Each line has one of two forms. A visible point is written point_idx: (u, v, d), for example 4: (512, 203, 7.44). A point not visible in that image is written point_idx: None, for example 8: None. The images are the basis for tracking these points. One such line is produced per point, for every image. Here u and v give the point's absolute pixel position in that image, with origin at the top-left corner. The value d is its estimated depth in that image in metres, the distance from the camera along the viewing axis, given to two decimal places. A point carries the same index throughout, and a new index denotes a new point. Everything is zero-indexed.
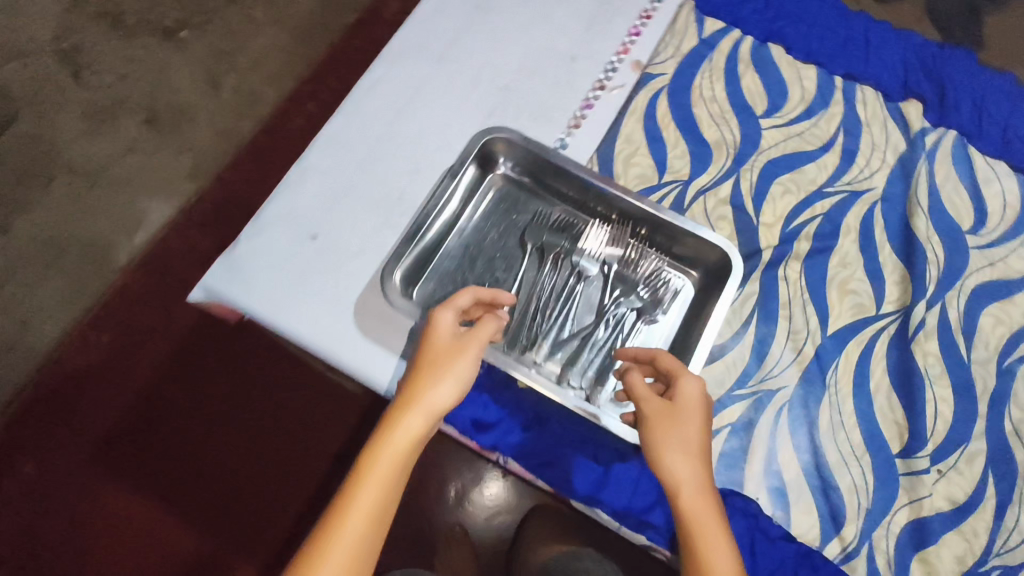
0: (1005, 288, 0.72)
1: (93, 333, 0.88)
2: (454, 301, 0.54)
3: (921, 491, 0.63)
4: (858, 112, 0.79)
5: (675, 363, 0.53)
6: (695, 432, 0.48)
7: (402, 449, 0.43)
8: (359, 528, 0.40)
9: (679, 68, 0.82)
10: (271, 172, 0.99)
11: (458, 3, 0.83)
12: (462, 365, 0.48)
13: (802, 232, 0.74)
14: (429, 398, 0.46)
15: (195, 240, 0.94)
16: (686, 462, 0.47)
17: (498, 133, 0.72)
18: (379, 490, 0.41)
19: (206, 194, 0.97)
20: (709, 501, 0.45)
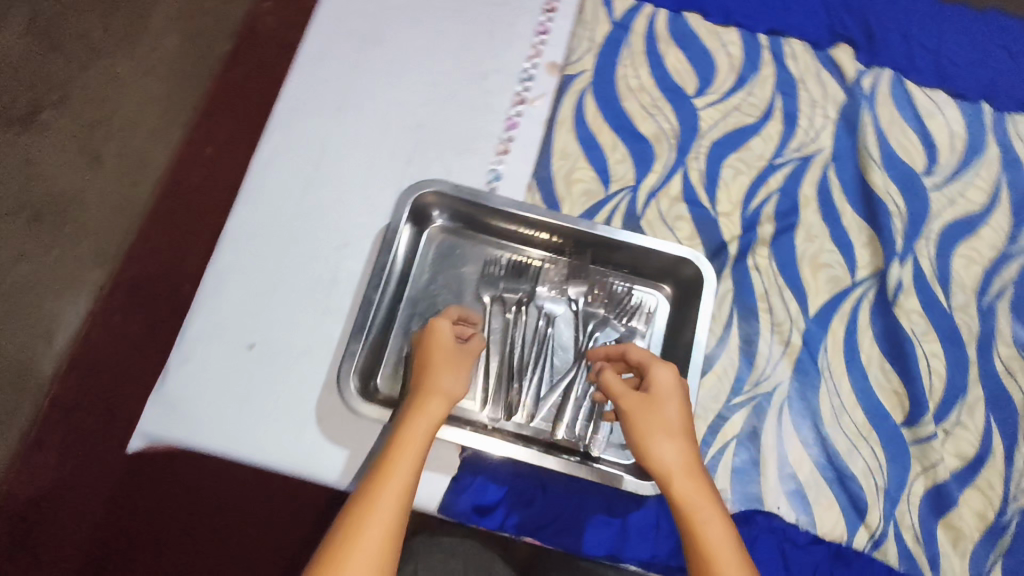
0: (970, 224, 0.70)
1: (46, 434, 0.95)
2: (446, 313, 0.59)
3: (932, 457, 0.63)
4: (789, 68, 0.75)
5: (644, 356, 0.54)
6: (678, 420, 0.50)
7: (429, 426, 0.49)
8: (402, 484, 0.45)
9: (597, 61, 0.76)
10: (183, 240, 1.07)
11: (344, 42, 0.75)
12: (466, 363, 0.55)
13: (762, 213, 0.70)
14: (445, 385, 0.52)
15: (122, 324, 1.01)
16: (673, 448, 0.48)
17: (427, 188, 0.65)
18: (415, 455, 0.47)
19: (119, 274, 1.05)
20: (700, 479, 0.47)
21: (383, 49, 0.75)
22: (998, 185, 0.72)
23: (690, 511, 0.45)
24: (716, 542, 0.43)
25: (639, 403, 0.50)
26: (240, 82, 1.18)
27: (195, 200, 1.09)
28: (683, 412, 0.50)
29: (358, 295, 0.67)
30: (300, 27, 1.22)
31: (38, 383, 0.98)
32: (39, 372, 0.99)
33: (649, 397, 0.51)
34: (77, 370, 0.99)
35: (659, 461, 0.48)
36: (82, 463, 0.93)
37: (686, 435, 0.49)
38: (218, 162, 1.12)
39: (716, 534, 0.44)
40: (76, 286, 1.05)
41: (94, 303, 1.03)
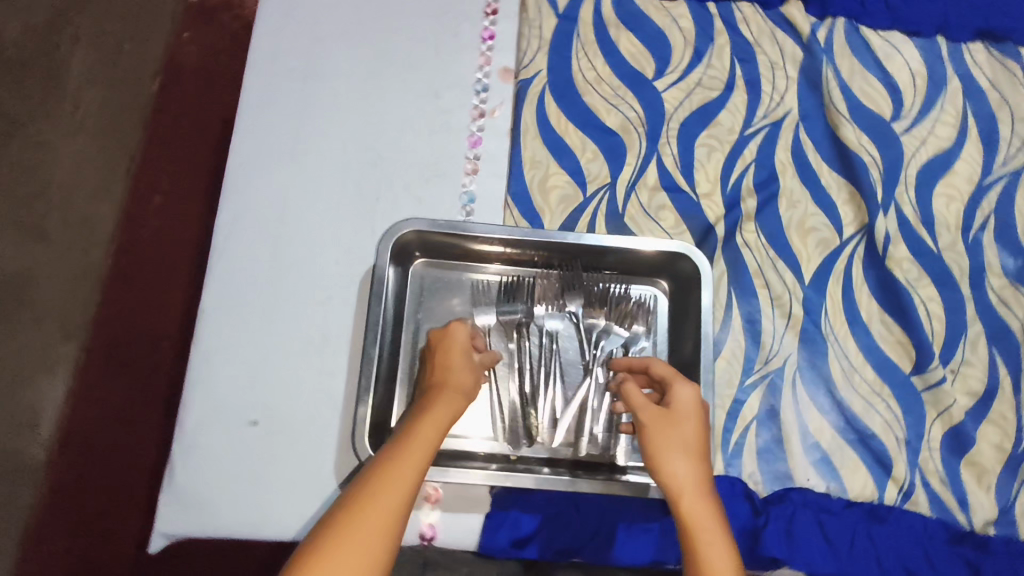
0: (945, 161, 0.70)
1: (51, 524, 0.92)
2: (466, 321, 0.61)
3: (945, 400, 0.64)
4: (744, 33, 0.74)
5: (667, 372, 0.54)
6: (697, 441, 0.50)
7: (450, 413, 0.52)
8: (423, 453, 0.47)
9: (550, 58, 0.73)
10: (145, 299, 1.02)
11: (286, 83, 0.71)
12: (478, 366, 0.57)
13: (742, 187, 0.69)
14: (463, 382, 0.54)
15: (107, 396, 0.98)
16: (688, 465, 0.48)
17: (404, 227, 0.63)
18: (435, 432, 0.49)
19: (92, 345, 1.01)
20: (707, 499, 0.46)
21: (328, 83, 0.71)
22: (966, 117, 0.72)
23: (694, 525, 0.45)
24: (716, 552, 0.43)
25: (660, 418, 0.50)
26: (174, 127, 1.11)
27: (154, 255, 1.04)
28: (701, 431, 0.50)
29: (353, 348, 0.64)
30: (229, 59, 1.15)
31: (32, 471, 0.95)
32: (32, 460, 0.96)
33: (672, 417, 0.51)
34: (67, 454, 0.95)
35: (671, 477, 0.48)
36: (92, 544, 0.91)
37: (702, 458, 0.49)
38: (167, 211, 1.06)
39: (717, 549, 0.43)
40: (51, 362, 1.01)
41: (73, 380, 0.99)
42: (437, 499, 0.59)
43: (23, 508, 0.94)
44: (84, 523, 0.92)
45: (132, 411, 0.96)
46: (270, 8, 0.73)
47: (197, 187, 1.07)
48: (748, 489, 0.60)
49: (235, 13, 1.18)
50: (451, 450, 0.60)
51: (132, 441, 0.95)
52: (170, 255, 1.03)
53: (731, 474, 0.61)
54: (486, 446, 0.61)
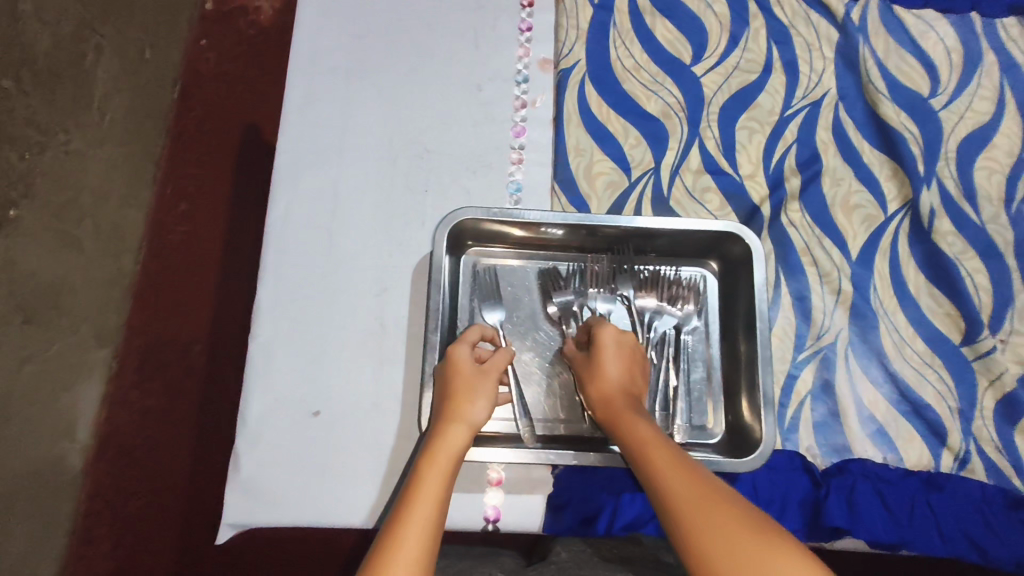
0: (983, 135, 0.71)
1: (95, 526, 0.93)
2: (466, 338, 0.58)
3: (997, 368, 0.65)
4: (778, 16, 0.75)
5: (590, 323, 0.61)
6: (610, 362, 0.56)
7: (450, 454, 0.50)
8: (428, 514, 0.45)
9: (589, 47, 0.74)
10: (182, 301, 1.03)
11: (329, 78, 0.72)
12: (487, 387, 0.55)
13: (785, 167, 0.70)
14: (469, 414, 0.53)
15: (145, 398, 0.99)
16: (604, 380, 0.56)
17: (462, 216, 0.63)
18: (438, 486, 0.47)
19: (126, 350, 1.01)
20: (624, 404, 0.53)
21: (370, 80, 0.73)
22: (1002, 91, 0.72)
23: (619, 424, 0.52)
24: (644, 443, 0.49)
25: (584, 362, 0.58)
26: (200, 133, 1.13)
27: (186, 258, 1.06)
28: (620, 356, 0.57)
29: (410, 338, 0.65)
30: (248, 66, 1.17)
31: (71, 477, 0.92)
32: (70, 467, 0.92)
33: (590, 354, 0.58)
34: (109, 455, 0.96)
35: (599, 398, 0.55)
36: (138, 540, 0.93)
37: (619, 374, 0.56)
38: (195, 216, 1.08)
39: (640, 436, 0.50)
40: (87, 365, 0.95)
41: (109, 385, 0.99)
42: (500, 481, 0.60)
43: (65, 515, 0.91)
44: (130, 521, 0.94)
45: (171, 411, 0.98)
46: (309, 7, 0.74)
47: (218, 192, 1.09)
48: (807, 463, 0.62)
49: (250, 19, 1.19)
50: (512, 433, 0.61)
51: (172, 441, 0.96)
52: (201, 258, 1.06)
53: (789, 448, 0.62)
54: (501, 427, 0.61)
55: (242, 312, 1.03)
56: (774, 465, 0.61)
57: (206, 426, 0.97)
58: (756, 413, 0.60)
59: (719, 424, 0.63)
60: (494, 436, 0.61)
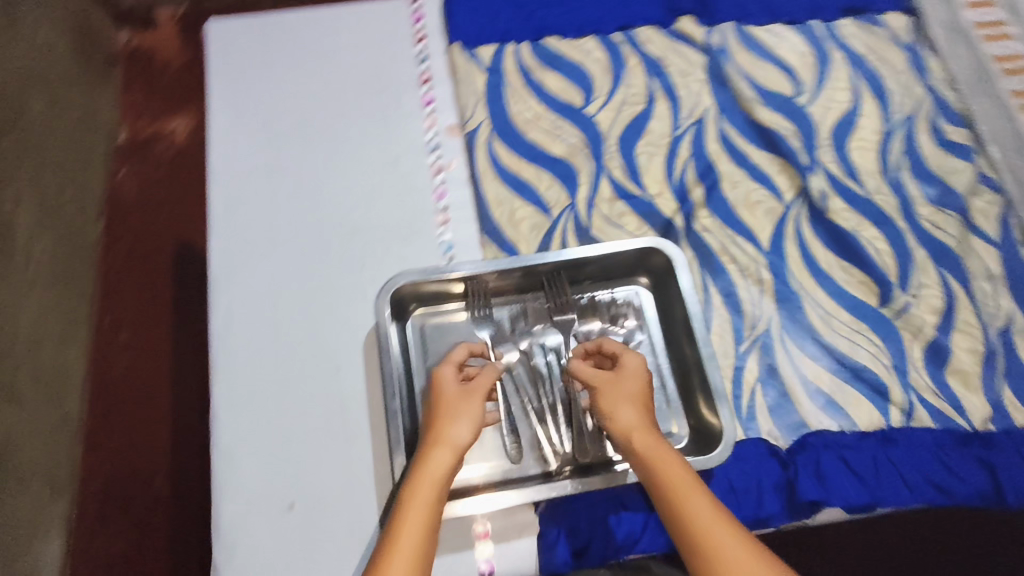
0: (849, 120, 0.79)
1: None
2: (450, 359, 0.59)
3: (915, 321, 0.70)
4: (649, 52, 0.83)
5: (615, 346, 0.60)
6: (637, 391, 0.56)
7: (432, 482, 0.50)
8: (412, 549, 0.47)
9: (489, 108, 0.80)
10: (137, 430, 1.01)
11: (250, 180, 0.75)
12: (471, 407, 0.55)
13: (686, 181, 0.77)
14: (453, 437, 0.53)
15: (111, 540, 0.94)
16: (632, 408, 0.55)
17: (399, 282, 0.66)
18: (421, 519, 0.48)
19: (86, 494, 0.97)
20: (651, 434, 0.53)
21: (291, 173, 0.76)
22: (855, 80, 0.81)
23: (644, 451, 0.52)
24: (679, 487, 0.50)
25: (610, 381, 0.57)
26: (132, 260, 1.12)
27: (136, 386, 1.03)
28: (645, 387, 0.57)
29: (371, 410, 0.65)
30: (172, 187, 1.19)
31: None
32: None
33: (615, 375, 0.57)
34: None
35: (621, 424, 0.54)
36: None
37: (646, 406, 0.56)
38: (139, 342, 1.07)
39: (674, 475, 0.50)
40: (43, 526, 0.87)
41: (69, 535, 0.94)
42: (488, 532, 0.60)
43: None
44: None
45: (142, 549, 0.94)
46: (221, 119, 0.78)
47: (160, 315, 1.09)
48: (771, 446, 0.65)
49: (166, 143, 1.22)
50: (491, 480, 0.62)
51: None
52: (150, 384, 1.04)
53: (752, 437, 0.65)
54: (478, 475, 0.62)
55: (199, 431, 1.01)
56: (739, 455, 0.63)
57: (180, 552, 0.94)
58: (713, 409, 0.63)
59: (683, 428, 0.65)
60: (473, 486, 0.61)
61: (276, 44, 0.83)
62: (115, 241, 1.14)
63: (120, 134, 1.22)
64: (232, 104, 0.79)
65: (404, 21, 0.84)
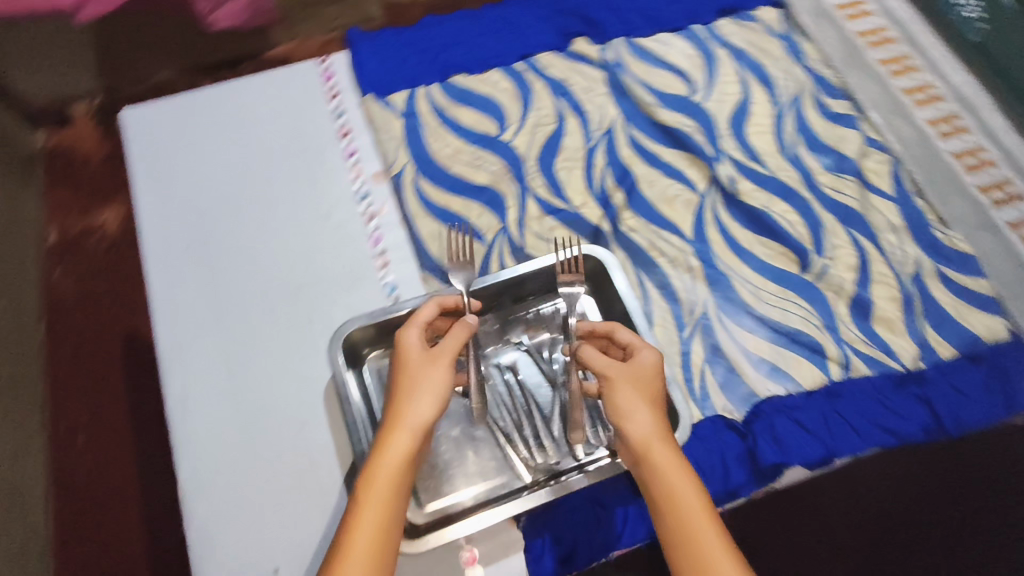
0: (743, 108, 0.86)
1: None
2: (413, 323, 0.58)
3: (836, 280, 0.75)
4: (552, 75, 0.89)
5: (631, 335, 0.58)
6: (654, 390, 0.54)
7: (390, 465, 0.50)
8: (367, 542, 0.47)
9: (410, 150, 0.83)
10: (109, 534, 0.97)
11: (187, 256, 0.76)
12: (432, 379, 0.54)
13: (607, 187, 0.81)
14: (413, 415, 0.52)
15: None
16: (644, 408, 0.52)
17: (348, 329, 0.67)
18: (379, 510, 0.49)
19: None
20: (662, 440, 0.51)
21: (226, 244, 0.77)
22: (742, 72, 0.88)
23: (649, 460, 0.50)
24: (696, 521, 0.47)
25: (625, 374, 0.54)
26: (78, 359, 1.09)
27: (102, 489, 1.00)
28: (659, 385, 0.55)
29: (341, 460, 0.65)
30: (111, 279, 1.16)
31: None
32: None
33: (630, 364, 0.55)
34: None
35: (633, 425, 0.52)
36: None
37: (659, 405, 0.54)
38: (99, 443, 1.03)
39: (686, 498, 0.48)
40: None
41: None
42: (476, 557, 0.60)
43: None
44: None
45: None
46: (149, 203, 0.79)
47: (115, 410, 1.05)
48: (727, 420, 0.68)
49: (97, 237, 1.19)
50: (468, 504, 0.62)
51: None
52: (116, 483, 1.00)
53: (709, 414, 0.68)
54: (454, 502, 0.63)
55: (175, 523, 0.98)
56: (699, 433, 0.67)
57: None
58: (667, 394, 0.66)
59: None
60: (451, 512, 0.62)
61: (192, 121, 0.84)
62: (56, 342, 1.10)
63: (49, 235, 1.19)
64: (158, 186, 0.80)
65: (316, 81, 0.86)
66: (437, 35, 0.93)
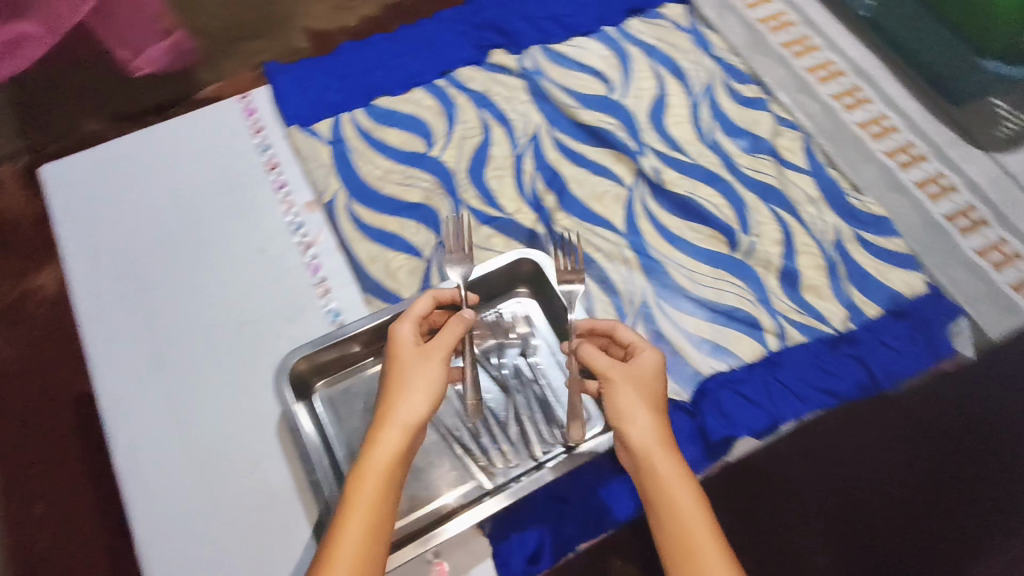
0: (660, 102, 0.89)
1: None
2: (405, 319, 0.59)
3: (764, 255, 0.79)
4: (473, 88, 0.90)
5: (632, 337, 0.60)
6: (656, 393, 0.54)
7: (383, 459, 0.49)
8: (354, 547, 0.45)
9: (340, 175, 0.84)
10: None
11: (123, 308, 0.74)
12: (424, 370, 0.54)
13: (537, 191, 0.83)
14: (406, 408, 0.51)
15: None
16: (648, 414, 0.53)
17: (291, 360, 0.67)
18: (368, 508, 0.47)
19: None
20: (664, 448, 0.51)
21: (162, 289, 0.75)
22: (655, 67, 0.92)
23: (652, 469, 0.50)
24: (698, 534, 0.46)
25: (626, 376, 0.55)
26: (25, 430, 1.04)
27: (66, 561, 0.96)
28: (660, 391, 0.55)
29: (299, 492, 0.65)
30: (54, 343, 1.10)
31: None
32: None
33: (630, 367, 0.56)
34: None
35: (635, 432, 0.52)
36: None
37: (660, 408, 0.54)
38: (57, 514, 0.99)
39: (686, 505, 0.47)
40: None
41: None
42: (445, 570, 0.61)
43: None
44: None
45: None
46: (78, 258, 0.77)
47: (72, 477, 1.01)
48: (676, 403, 0.69)
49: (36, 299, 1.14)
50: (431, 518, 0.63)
51: None
52: (80, 554, 0.96)
53: None
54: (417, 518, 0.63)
55: None
56: None
57: None
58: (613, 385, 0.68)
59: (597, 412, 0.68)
60: (416, 529, 0.62)
61: (115, 170, 0.83)
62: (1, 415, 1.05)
63: None
64: (85, 240, 0.78)
65: (238, 118, 0.86)
66: (356, 60, 0.93)
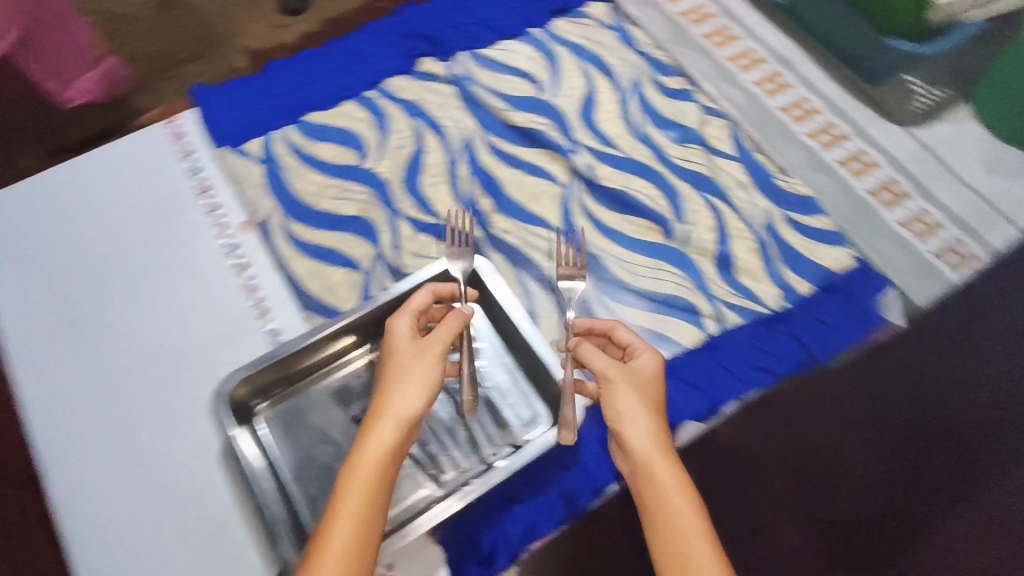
0: (589, 99, 0.90)
1: None
2: (405, 314, 0.60)
3: (698, 242, 0.80)
4: (403, 98, 0.90)
5: (633, 339, 0.61)
6: (654, 395, 0.55)
7: (379, 451, 0.49)
8: (343, 545, 0.45)
9: (274, 193, 0.83)
10: None
11: (54, 345, 0.72)
12: (420, 364, 0.54)
13: (473, 195, 0.84)
14: (401, 403, 0.52)
15: None
16: (647, 420, 0.53)
17: (227, 386, 0.65)
18: (360, 502, 0.47)
19: None
20: (663, 453, 0.52)
21: (93, 324, 0.73)
22: (582, 65, 0.93)
23: (650, 475, 0.51)
24: (690, 538, 0.47)
25: (626, 377, 0.55)
26: None
27: None
28: (659, 395, 0.56)
29: (245, 517, 0.64)
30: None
31: None
32: None
33: (630, 369, 0.56)
34: None
35: (634, 436, 0.52)
36: None
37: (659, 410, 0.55)
38: None
39: (681, 512, 0.48)
40: None
41: None
42: None
43: None
44: None
45: None
46: (5, 299, 0.75)
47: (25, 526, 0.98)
48: None
49: None
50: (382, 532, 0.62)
51: None
52: None
53: None
54: None
55: None
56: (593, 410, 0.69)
57: None
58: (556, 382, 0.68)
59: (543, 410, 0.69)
60: None
61: (39, 205, 0.80)
62: None
63: None
64: (11, 280, 0.76)
65: (165, 143, 0.85)
66: (284, 77, 0.93)
